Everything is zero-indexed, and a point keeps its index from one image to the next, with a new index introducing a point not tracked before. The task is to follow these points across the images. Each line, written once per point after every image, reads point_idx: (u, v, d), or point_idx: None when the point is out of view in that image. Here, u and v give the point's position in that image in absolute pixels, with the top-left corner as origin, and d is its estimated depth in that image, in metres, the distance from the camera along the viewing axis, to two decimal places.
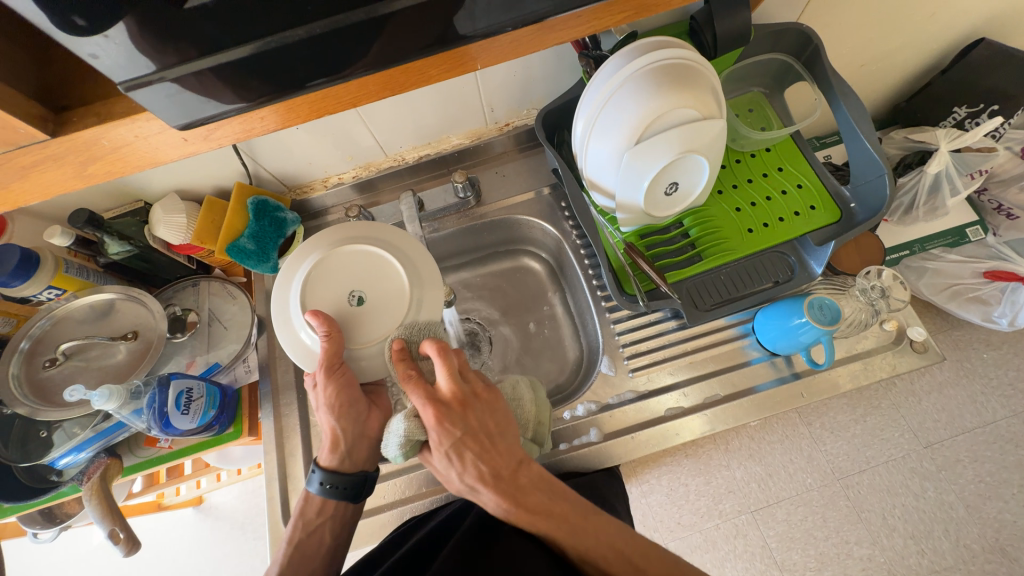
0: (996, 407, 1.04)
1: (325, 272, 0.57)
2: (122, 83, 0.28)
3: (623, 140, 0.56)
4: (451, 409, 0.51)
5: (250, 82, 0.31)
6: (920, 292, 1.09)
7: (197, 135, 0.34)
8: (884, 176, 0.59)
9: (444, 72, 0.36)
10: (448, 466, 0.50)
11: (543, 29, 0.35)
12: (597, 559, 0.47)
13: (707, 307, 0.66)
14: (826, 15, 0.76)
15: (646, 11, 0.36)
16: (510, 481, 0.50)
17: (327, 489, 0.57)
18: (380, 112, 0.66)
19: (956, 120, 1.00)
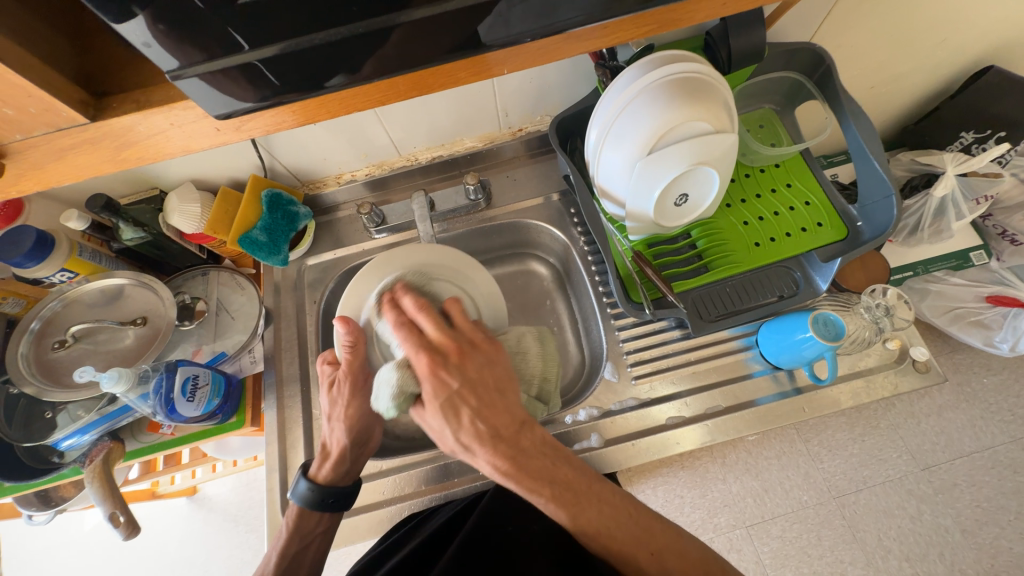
0: (994, 432, 1.04)
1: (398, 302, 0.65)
2: (172, 72, 0.29)
3: (636, 149, 0.57)
4: (440, 359, 0.54)
5: (289, 77, 0.32)
6: (922, 313, 1.09)
7: (230, 125, 0.35)
8: (891, 197, 0.59)
9: (471, 76, 0.37)
10: (443, 422, 0.52)
11: (571, 38, 0.35)
12: (601, 529, 0.50)
13: (712, 318, 0.66)
14: (839, 37, 0.77)
15: (671, 25, 0.37)
16: (510, 441, 0.52)
17: (320, 503, 0.60)
18: (397, 112, 0.67)
19: (963, 145, 1.02)
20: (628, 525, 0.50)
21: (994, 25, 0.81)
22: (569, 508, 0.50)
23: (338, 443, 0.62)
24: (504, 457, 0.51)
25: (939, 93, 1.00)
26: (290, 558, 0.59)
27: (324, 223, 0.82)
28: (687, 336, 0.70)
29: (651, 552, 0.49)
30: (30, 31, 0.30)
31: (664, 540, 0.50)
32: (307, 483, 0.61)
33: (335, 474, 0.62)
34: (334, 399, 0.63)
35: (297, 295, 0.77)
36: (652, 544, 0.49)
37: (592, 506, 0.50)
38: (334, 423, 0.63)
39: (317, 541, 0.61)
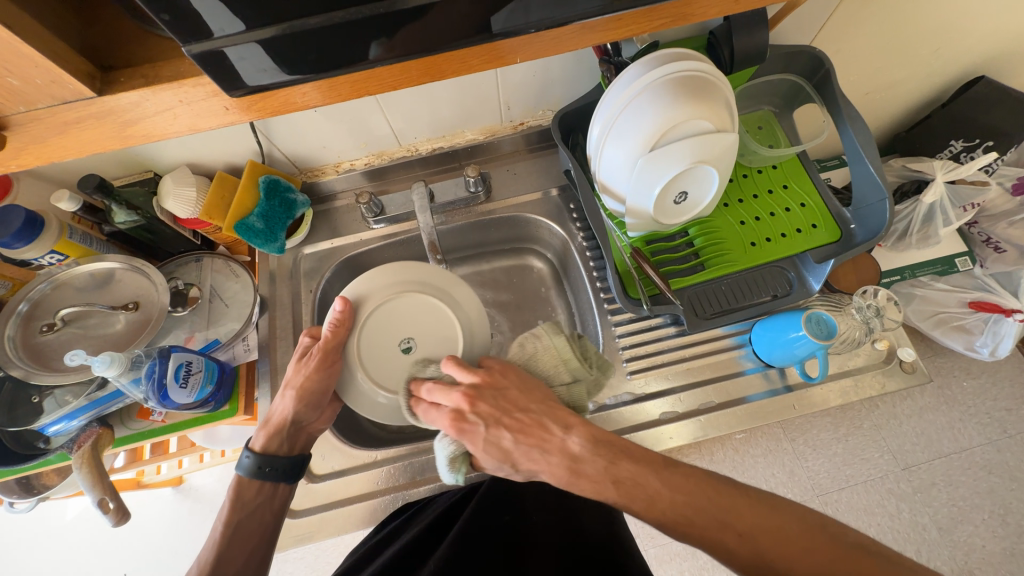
0: (972, 434, 1.08)
1: (390, 313, 0.67)
2: (186, 48, 0.28)
3: (637, 146, 0.58)
4: (462, 419, 0.56)
5: (304, 56, 0.31)
6: (908, 317, 1.13)
7: (239, 105, 0.34)
8: (885, 200, 0.61)
9: (485, 63, 0.37)
10: (501, 465, 0.56)
11: (584, 28, 0.36)
12: (677, 516, 0.49)
13: (707, 316, 0.67)
14: (838, 43, 0.78)
15: (682, 20, 0.37)
16: (564, 454, 0.54)
17: (259, 471, 0.61)
18: (399, 100, 0.67)
19: (952, 153, 1.04)
20: (707, 508, 0.49)
21: (987, 35, 0.83)
22: (637, 502, 0.50)
23: (281, 414, 0.64)
24: (564, 473, 0.54)
25: (930, 101, 1.02)
26: (233, 527, 0.60)
27: (323, 212, 0.81)
28: (682, 333, 0.70)
29: (739, 534, 0.47)
30: (36, 1, 0.29)
31: (752, 517, 0.47)
32: (249, 453, 0.62)
33: (278, 442, 0.64)
34: (295, 374, 0.63)
35: (293, 284, 0.76)
36: (738, 525, 0.47)
37: (664, 497, 0.50)
38: (287, 391, 0.63)
39: (260, 510, 0.61)
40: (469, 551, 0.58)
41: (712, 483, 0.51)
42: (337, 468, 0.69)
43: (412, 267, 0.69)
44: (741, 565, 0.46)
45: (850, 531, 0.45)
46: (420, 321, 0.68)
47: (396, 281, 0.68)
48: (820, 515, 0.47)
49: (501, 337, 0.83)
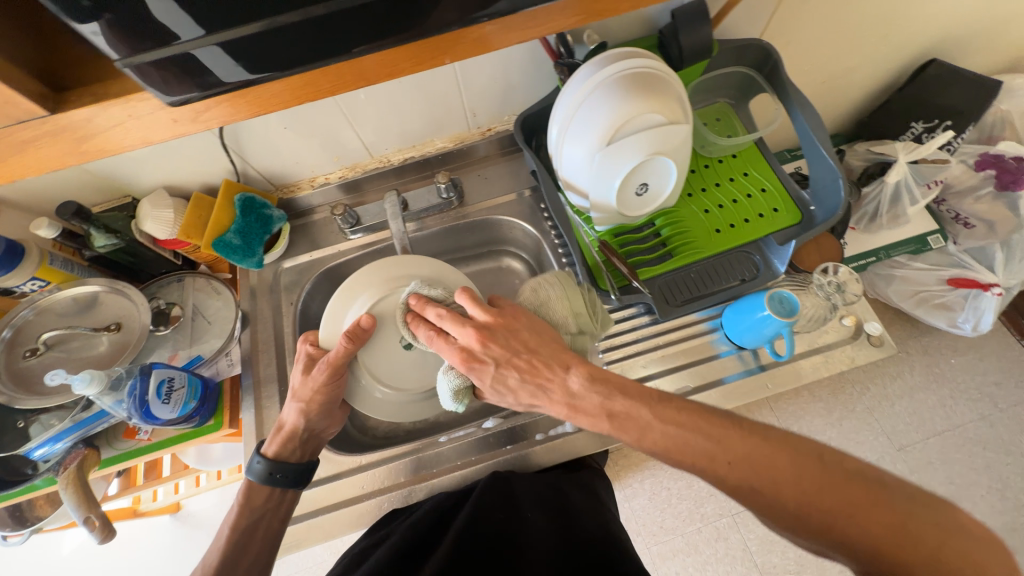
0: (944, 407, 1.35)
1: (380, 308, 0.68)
2: (117, 61, 0.30)
3: (595, 141, 0.60)
4: (473, 355, 0.58)
5: (235, 63, 0.34)
6: (892, 297, 1.25)
7: (186, 115, 0.36)
8: (839, 180, 0.64)
9: (416, 65, 0.39)
10: (503, 395, 0.59)
11: (505, 27, 0.38)
12: (670, 447, 0.51)
13: (678, 303, 0.69)
14: (788, 35, 0.81)
15: (598, 16, 0.40)
16: (562, 392, 0.56)
17: (270, 477, 0.62)
18: (367, 113, 0.69)
19: (914, 135, 1.08)
20: (699, 441, 0.50)
21: (931, 20, 0.87)
22: (632, 433, 0.52)
23: (294, 422, 0.64)
24: (565, 406, 0.56)
25: (887, 87, 1.06)
26: (241, 530, 0.61)
27: (301, 226, 0.83)
28: (656, 322, 0.72)
29: (729, 462, 0.48)
30: None
31: (743, 448, 0.49)
32: (260, 458, 0.63)
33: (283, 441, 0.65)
34: (302, 387, 0.64)
35: (273, 297, 0.77)
36: (728, 452, 0.49)
37: (655, 428, 0.52)
38: (295, 403, 0.63)
39: (268, 516, 0.63)
40: (465, 550, 0.60)
41: (706, 414, 0.52)
42: (326, 475, 0.70)
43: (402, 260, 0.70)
44: (730, 490, 0.49)
45: (843, 456, 0.47)
46: None
47: (382, 280, 0.68)
48: (816, 445, 0.48)
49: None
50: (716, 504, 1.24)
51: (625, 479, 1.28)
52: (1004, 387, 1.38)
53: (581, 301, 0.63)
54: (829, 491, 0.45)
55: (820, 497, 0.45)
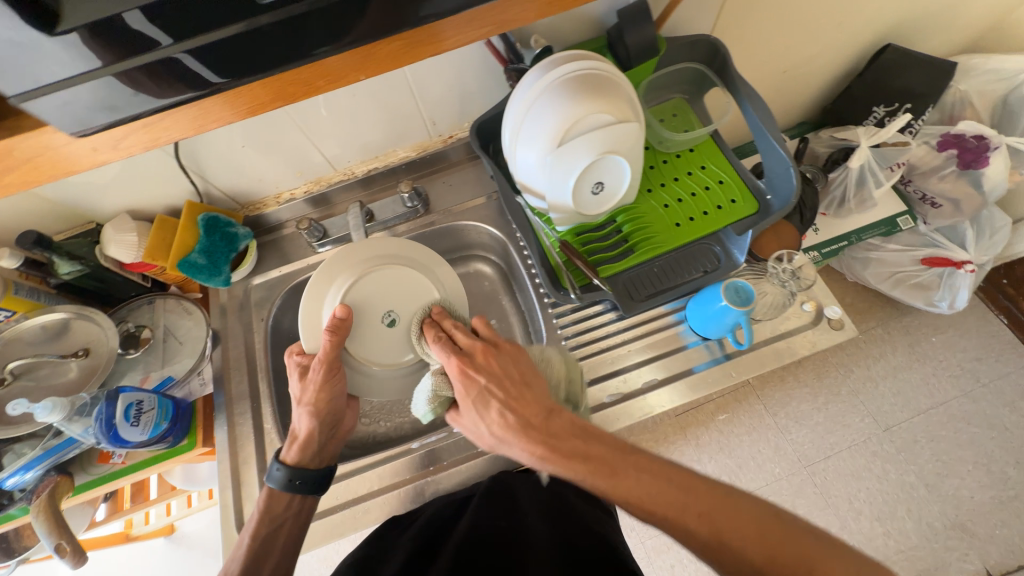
0: (922, 386, 1.39)
1: (355, 294, 0.69)
2: (13, 99, 0.32)
3: (546, 144, 0.61)
4: (469, 365, 0.60)
5: (140, 90, 0.35)
6: (869, 279, 1.37)
7: (105, 143, 0.38)
8: (790, 168, 0.65)
9: (330, 83, 0.41)
10: (477, 415, 0.59)
11: (409, 45, 0.40)
12: (642, 497, 0.50)
13: (642, 298, 0.70)
14: (741, 28, 0.82)
15: (500, 26, 0.42)
16: (540, 428, 0.56)
17: (291, 483, 0.62)
18: (324, 127, 0.70)
19: (877, 119, 1.10)
20: (670, 490, 0.50)
21: (883, 5, 0.88)
22: (606, 479, 0.52)
23: (308, 428, 0.64)
24: (539, 444, 0.55)
25: (848, 73, 1.08)
26: (261, 539, 0.60)
27: (269, 243, 0.83)
28: (621, 318, 0.73)
29: (699, 514, 0.48)
30: None
31: (711, 500, 0.49)
32: (280, 466, 0.62)
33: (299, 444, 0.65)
34: (303, 390, 0.64)
35: (244, 314, 0.77)
36: (699, 504, 0.49)
37: (629, 475, 0.52)
38: (302, 409, 0.63)
39: (286, 525, 0.62)
40: (467, 551, 0.60)
41: (677, 468, 0.53)
42: None
43: (367, 243, 0.71)
44: (699, 545, 0.48)
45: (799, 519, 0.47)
46: (399, 290, 0.71)
47: (350, 267, 0.69)
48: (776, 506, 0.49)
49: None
50: None
51: None
52: (986, 362, 1.40)
53: (579, 370, 0.66)
54: (790, 544, 0.45)
55: (781, 560, 0.44)
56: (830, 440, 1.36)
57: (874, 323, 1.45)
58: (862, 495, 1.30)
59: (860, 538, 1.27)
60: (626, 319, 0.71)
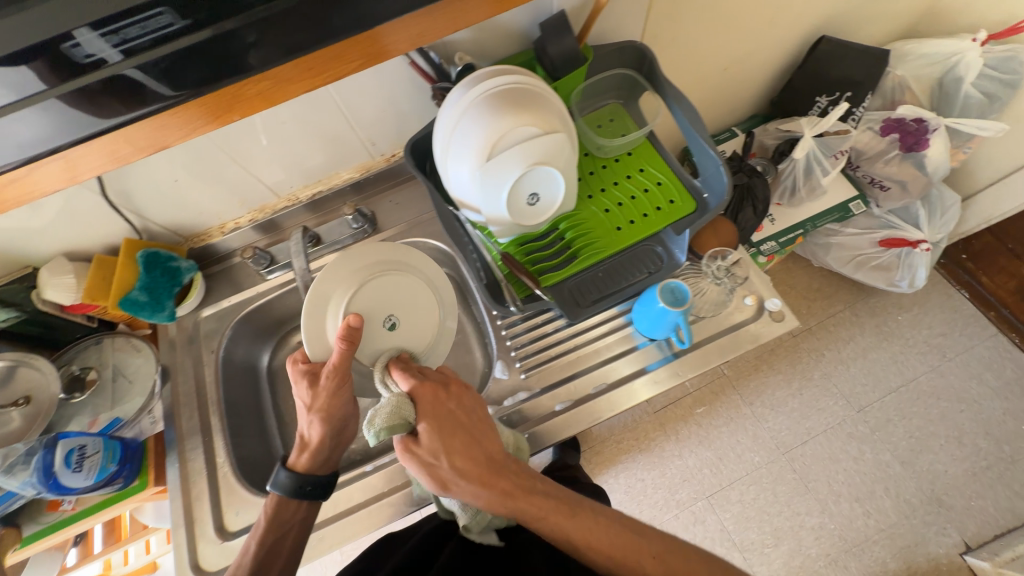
0: (891, 364, 1.41)
1: (360, 300, 0.63)
2: None
3: (475, 160, 0.61)
4: (441, 394, 0.60)
5: (44, 121, 0.46)
6: (832, 263, 1.40)
7: (22, 173, 0.48)
8: (720, 166, 0.66)
9: (207, 123, 0.49)
10: (440, 445, 0.57)
11: (271, 82, 0.49)
12: (599, 541, 0.54)
13: (588, 304, 0.71)
14: (673, 31, 0.83)
15: (360, 64, 0.50)
16: (503, 465, 0.58)
17: (296, 490, 0.61)
18: (259, 154, 0.70)
19: (821, 109, 1.12)
20: (625, 532, 0.55)
21: (810, 0, 0.90)
22: (567, 517, 0.56)
23: (317, 436, 0.62)
24: (501, 481, 0.57)
25: (789, 66, 1.10)
26: (265, 549, 0.59)
27: (218, 273, 0.83)
28: (573, 325, 0.73)
29: (652, 556, 0.53)
30: None
31: (661, 543, 0.54)
32: (285, 472, 0.61)
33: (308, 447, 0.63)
34: (307, 397, 0.61)
35: (193, 348, 0.76)
36: (649, 545, 0.54)
37: (590, 518, 0.56)
38: (311, 416, 0.61)
39: (293, 531, 0.62)
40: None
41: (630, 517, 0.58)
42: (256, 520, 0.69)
43: (377, 245, 0.65)
44: None
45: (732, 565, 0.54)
46: (402, 296, 0.66)
47: (353, 272, 0.63)
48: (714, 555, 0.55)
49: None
50: (690, 489, 1.35)
51: (602, 475, 1.37)
52: (951, 337, 1.43)
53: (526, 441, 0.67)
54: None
55: None
56: (806, 425, 1.37)
57: (841, 306, 1.48)
58: (841, 477, 1.32)
59: (841, 520, 1.28)
60: (575, 325, 0.72)
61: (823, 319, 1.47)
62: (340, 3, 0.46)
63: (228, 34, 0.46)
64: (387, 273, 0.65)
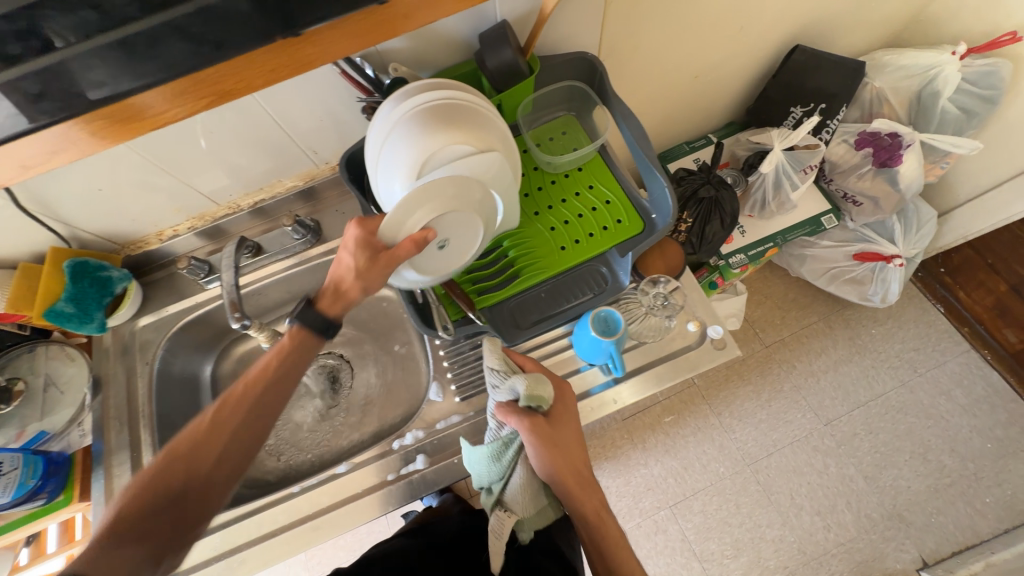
0: (861, 378, 1.40)
1: (432, 218, 0.57)
2: None
3: (404, 178, 0.59)
4: (571, 400, 0.66)
5: None
6: (807, 275, 1.37)
7: None
8: (665, 187, 0.65)
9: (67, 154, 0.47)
10: (563, 439, 0.62)
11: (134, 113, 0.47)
12: None
13: (527, 326, 0.69)
14: (634, 40, 0.79)
15: (228, 93, 0.47)
16: (593, 487, 0.63)
17: (305, 328, 0.58)
18: (188, 162, 0.67)
19: (796, 119, 1.08)
20: None
21: (781, 9, 0.87)
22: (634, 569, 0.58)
23: (343, 295, 0.58)
24: (589, 499, 0.62)
25: (764, 74, 1.07)
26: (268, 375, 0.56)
27: (157, 280, 0.81)
28: (515, 346, 0.71)
29: None
30: None
31: None
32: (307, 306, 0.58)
33: (333, 301, 0.58)
34: (354, 256, 0.56)
35: (127, 359, 0.75)
36: None
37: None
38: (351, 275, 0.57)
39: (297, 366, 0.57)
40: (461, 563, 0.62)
41: None
42: None
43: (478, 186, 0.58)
44: None
45: None
46: (465, 236, 0.61)
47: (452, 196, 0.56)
48: None
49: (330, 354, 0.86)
50: (653, 498, 1.35)
51: None
52: (924, 352, 1.41)
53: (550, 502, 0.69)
54: None
55: None
56: (772, 437, 1.37)
57: (815, 318, 1.46)
58: (804, 490, 1.32)
59: (801, 533, 1.28)
60: (514, 347, 0.70)
61: (796, 330, 1.46)
62: (222, 28, 0.45)
63: (91, 54, 0.44)
64: (465, 214, 0.58)
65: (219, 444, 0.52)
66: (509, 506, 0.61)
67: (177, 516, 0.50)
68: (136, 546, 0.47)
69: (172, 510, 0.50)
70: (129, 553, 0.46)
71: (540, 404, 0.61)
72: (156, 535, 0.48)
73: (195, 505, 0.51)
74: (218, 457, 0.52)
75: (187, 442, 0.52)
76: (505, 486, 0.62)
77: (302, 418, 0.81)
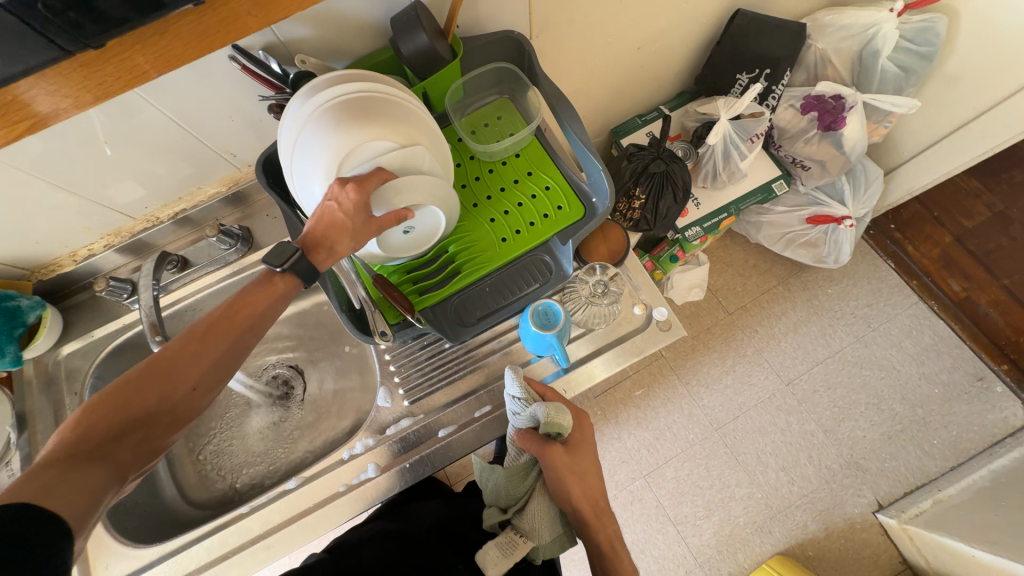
0: (819, 337, 1.45)
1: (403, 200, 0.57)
2: None
3: (324, 178, 0.55)
4: (586, 425, 0.68)
5: None
6: (764, 241, 1.39)
7: None
8: (601, 170, 0.64)
9: None
10: (578, 464, 0.64)
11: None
12: None
13: (474, 322, 0.68)
14: (568, 13, 0.74)
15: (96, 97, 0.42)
16: (603, 516, 0.65)
17: (288, 270, 0.54)
18: (86, 178, 0.62)
19: (742, 86, 1.07)
20: None
21: None
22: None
23: (324, 243, 0.54)
24: (600, 526, 0.64)
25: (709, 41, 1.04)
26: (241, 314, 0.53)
27: (80, 304, 0.76)
28: (462, 343, 0.70)
29: None
30: None
31: None
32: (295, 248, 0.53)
33: (322, 248, 0.54)
34: (348, 212, 0.53)
35: (55, 391, 0.72)
36: None
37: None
38: (341, 226, 0.53)
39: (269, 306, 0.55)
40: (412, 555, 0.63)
41: None
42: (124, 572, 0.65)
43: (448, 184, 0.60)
44: None
45: None
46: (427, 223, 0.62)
47: (427, 186, 0.58)
48: None
49: (276, 362, 0.83)
50: (628, 470, 1.38)
51: None
52: (876, 307, 1.46)
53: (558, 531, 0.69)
54: None
55: None
56: (738, 401, 1.41)
57: (775, 281, 1.49)
58: (769, 449, 1.37)
59: (767, 489, 1.34)
60: (461, 344, 0.69)
61: (756, 296, 1.49)
62: None
63: None
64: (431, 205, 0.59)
65: (197, 368, 0.50)
66: (526, 531, 0.61)
67: (143, 437, 0.48)
68: (99, 466, 0.44)
69: (139, 433, 0.47)
70: (92, 472, 0.44)
71: (559, 431, 0.62)
72: (121, 455, 0.46)
73: (164, 430, 0.49)
74: (194, 382, 0.50)
75: (160, 364, 0.49)
76: (521, 508, 0.63)
77: (255, 433, 0.79)
